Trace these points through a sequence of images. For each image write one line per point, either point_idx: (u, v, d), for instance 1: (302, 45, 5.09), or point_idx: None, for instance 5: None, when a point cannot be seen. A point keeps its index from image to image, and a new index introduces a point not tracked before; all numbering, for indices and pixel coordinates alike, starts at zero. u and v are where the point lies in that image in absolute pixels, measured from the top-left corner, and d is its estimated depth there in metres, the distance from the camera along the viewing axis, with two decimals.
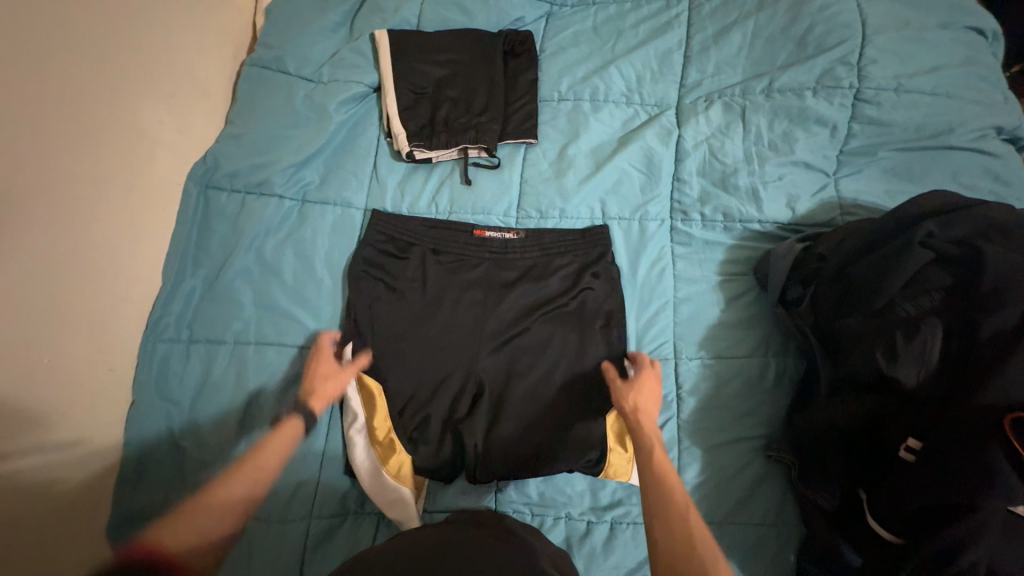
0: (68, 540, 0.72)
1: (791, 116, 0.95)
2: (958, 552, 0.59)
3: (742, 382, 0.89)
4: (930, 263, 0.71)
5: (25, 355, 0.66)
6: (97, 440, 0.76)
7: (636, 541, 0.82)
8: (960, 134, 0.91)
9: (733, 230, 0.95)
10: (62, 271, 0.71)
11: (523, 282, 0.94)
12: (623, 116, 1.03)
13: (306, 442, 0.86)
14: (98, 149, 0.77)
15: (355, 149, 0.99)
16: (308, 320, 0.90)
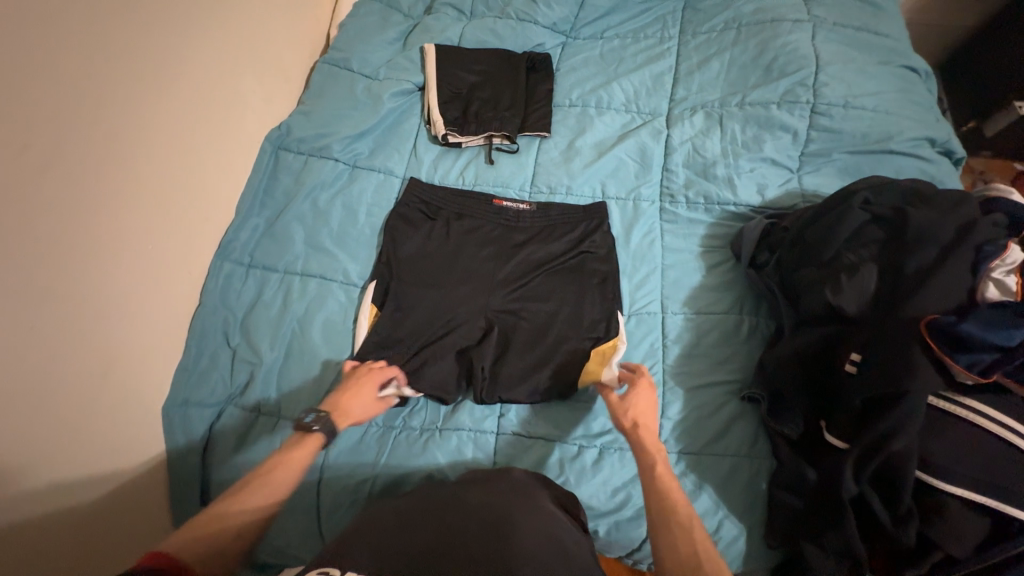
0: (129, 410, 0.83)
1: (760, 123, 1.16)
2: (890, 440, 0.68)
3: (720, 334, 1.02)
4: (868, 222, 0.86)
5: (127, 245, 0.82)
6: (163, 332, 0.89)
7: (620, 463, 0.92)
8: (898, 141, 1.10)
9: (713, 212, 1.13)
10: (165, 189, 0.89)
11: (533, 242, 1.10)
12: (622, 120, 1.24)
13: (333, 356, 0.96)
14: (206, 102, 0.97)
15: (399, 131, 1.20)
16: (348, 260, 1.06)
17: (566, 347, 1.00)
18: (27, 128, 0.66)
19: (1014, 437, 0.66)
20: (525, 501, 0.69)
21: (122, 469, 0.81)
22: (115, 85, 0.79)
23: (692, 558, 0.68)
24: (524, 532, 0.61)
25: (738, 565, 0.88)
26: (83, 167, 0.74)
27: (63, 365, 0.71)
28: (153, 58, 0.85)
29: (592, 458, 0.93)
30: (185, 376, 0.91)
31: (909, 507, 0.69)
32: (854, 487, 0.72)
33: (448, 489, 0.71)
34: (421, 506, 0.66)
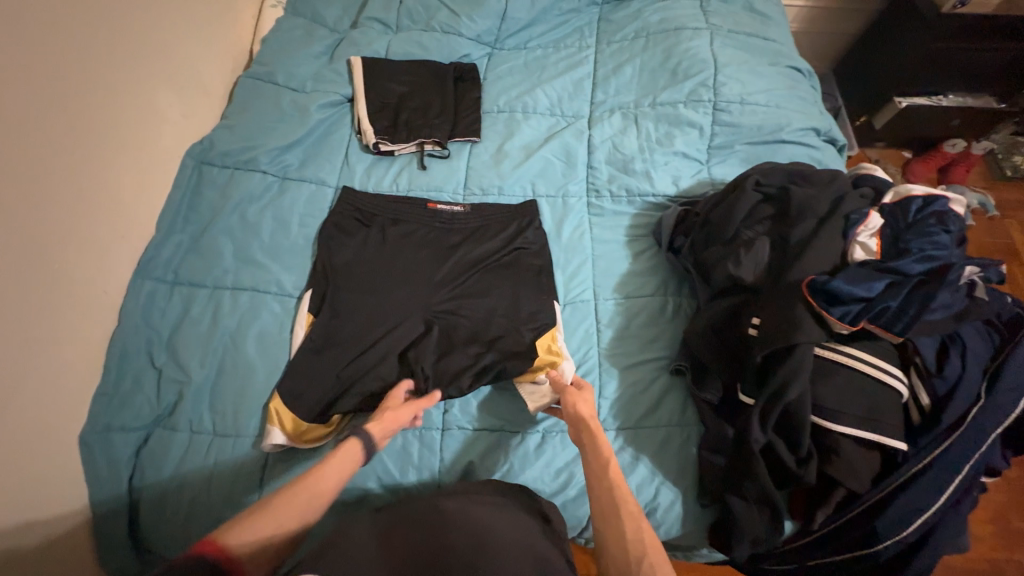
0: (44, 441, 0.78)
1: (670, 120, 1.26)
2: (786, 389, 0.76)
3: (647, 315, 1.09)
4: (760, 202, 0.96)
5: (41, 267, 0.78)
6: (81, 356, 0.85)
7: (563, 445, 0.96)
8: (788, 131, 1.23)
9: (635, 203, 1.21)
10: (80, 208, 0.86)
11: (469, 242, 1.14)
12: (548, 123, 1.32)
13: (270, 368, 0.95)
14: (122, 120, 0.95)
15: (330, 142, 1.21)
16: (281, 271, 1.05)
17: (506, 339, 1.03)
18: None
19: (886, 377, 0.77)
20: (500, 519, 0.72)
21: (36, 504, 0.76)
22: (17, 101, 0.75)
23: (637, 543, 0.70)
24: (504, 551, 0.66)
25: (678, 527, 0.93)
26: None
27: None
28: (61, 73, 0.82)
29: (534, 443, 0.96)
30: (105, 401, 0.87)
31: (808, 449, 0.78)
32: (762, 437, 0.79)
33: (448, 500, 0.76)
34: (399, 524, 0.70)
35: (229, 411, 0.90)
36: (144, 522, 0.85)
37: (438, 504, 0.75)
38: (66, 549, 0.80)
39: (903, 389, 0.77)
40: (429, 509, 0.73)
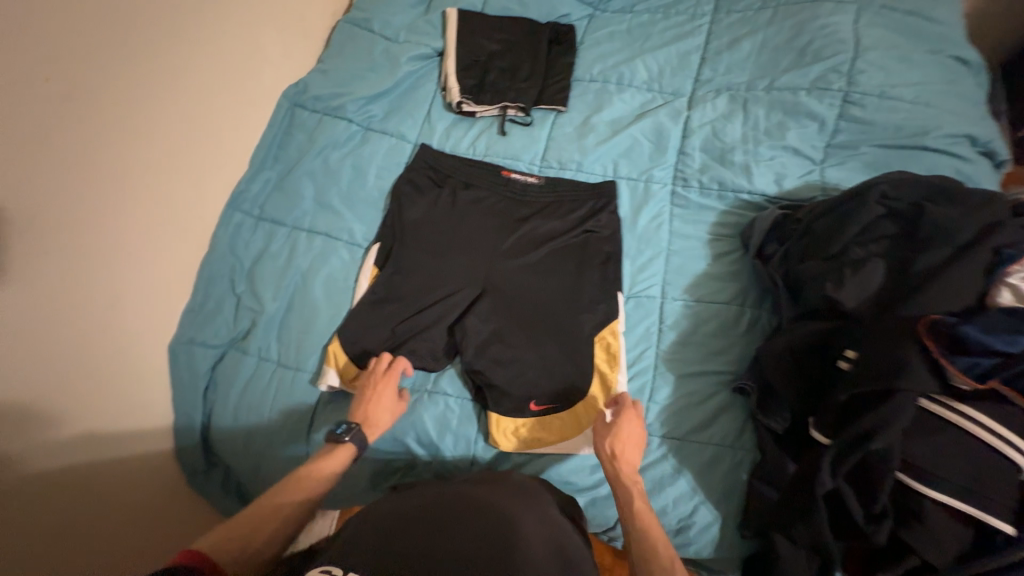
0: (138, 342, 0.88)
1: (786, 109, 1.10)
2: (871, 438, 0.66)
3: (718, 323, 1.00)
4: (882, 216, 0.82)
5: (145, 185, 0.86)
6: (174, 273, 0.94)
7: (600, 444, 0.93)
8: (935, 137, 1.04)
9: (725, 198, 1.09)
10: (183, 135, 0.92)
11: (539, 217, 1.09)
12: (642, 99, 1.21)
13: (333, 312, 1.00)
14: (227, 54, 1.00)
15: (415, 96, 1.20)
16: (354, 221, 1.08)
17: (561, 324, 1.00)
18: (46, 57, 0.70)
19: (1008, 448, 0.63)
20: (527, 516, 0.69)
21: (128, 394, 0.87)
22: (129, 26, 0.80)
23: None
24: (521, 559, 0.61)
25: (710, 550, 0.88)
26: (106, 106, 0.78)
27: (80, 289, 0.77)
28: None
29: (572, 430, 0.93)
30: (193, 317, 0.96)
31: (884, 507, 0.68)
32: (830, 482, 0.69)
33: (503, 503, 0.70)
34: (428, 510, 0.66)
35: (294, 346, 0.97)
36: (213, 429, 0.94)
37: (496, 506, 0.69)
38: (154, 436, 0.92)
39: None
40: (470, 506, 0.68)
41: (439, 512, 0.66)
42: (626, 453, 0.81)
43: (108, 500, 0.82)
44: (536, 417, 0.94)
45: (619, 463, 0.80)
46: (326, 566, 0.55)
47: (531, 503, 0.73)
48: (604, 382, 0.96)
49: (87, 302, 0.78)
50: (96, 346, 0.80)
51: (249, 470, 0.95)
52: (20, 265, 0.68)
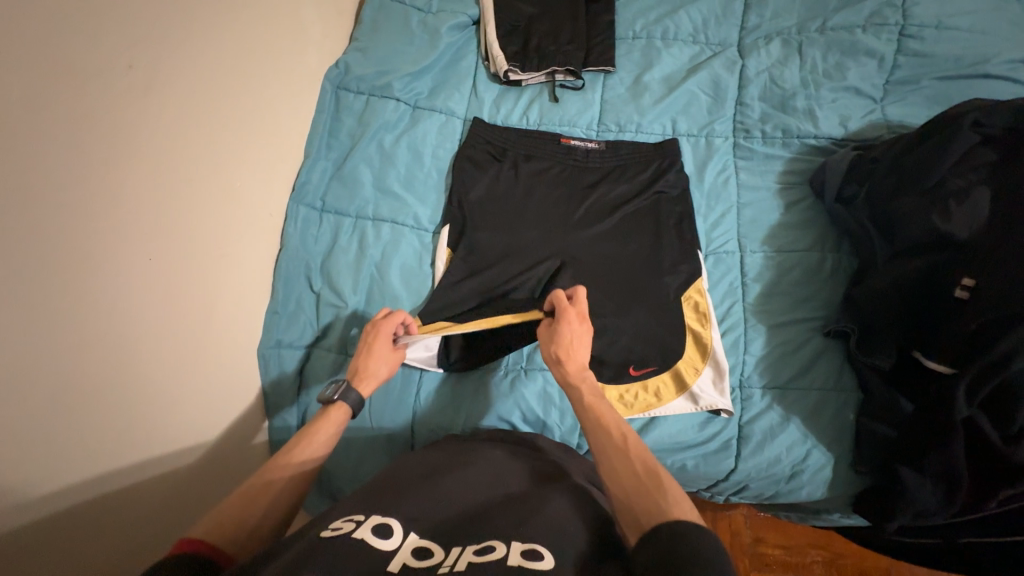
0: (228, 349, 0.85)
1: (843, 49, 1.09)
2: (1011, 360, 0.68)
3: (802, 271, 1.00)
4: (976, 144, 0.82)
5: (218, 185, 0.82)
6: (250, 276, 0.90)
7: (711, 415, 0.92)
8: (995, 64, 1.04)
9: (791, 145, 1.08)
10: (243, 128, 0.87)
11: (605, 183, 1.07)
12: (691, 52, 1.17)
13: (415, 299, 0.97)
14: (271, 38, 0.93)
15: (458, 69, 1.14)
16: (417, 204, 1.04)
17: (645, 288, 0.99)
18: (126, 44, 0.65)
19: None
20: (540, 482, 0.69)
21: (223, 402, 0.84)
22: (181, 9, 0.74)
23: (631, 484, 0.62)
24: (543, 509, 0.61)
25: (822, 491, 0.90)
26: (180, 102, 0.74)
27: (174, 297, 0.73)
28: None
29: (677, 391, 0.92)
30: (277, 320, 0.92)
31: (1020, 426, 0.71)
32: (964, 409, 0.73)
33: (534, 476, 0.72)
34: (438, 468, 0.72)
35: None
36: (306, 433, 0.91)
37: (508, 482, 0.70)
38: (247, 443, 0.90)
39: None
40: (489, 477, 0.70)
41: (457, 476, 0.69)
42: (573, 351, 0.77)
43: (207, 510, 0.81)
44: (638, 382, 0.94)
45: (568, 358, 0.76)
46: (351, 513, 0.60)
47: (554, 471, 0.74)
48: (699, 341, 0.95)
49: (181, 310, 0.75)
50: (193, 354, 0.78)
51: (348, 467, 0.94)
52: (118, 275, 0.64)
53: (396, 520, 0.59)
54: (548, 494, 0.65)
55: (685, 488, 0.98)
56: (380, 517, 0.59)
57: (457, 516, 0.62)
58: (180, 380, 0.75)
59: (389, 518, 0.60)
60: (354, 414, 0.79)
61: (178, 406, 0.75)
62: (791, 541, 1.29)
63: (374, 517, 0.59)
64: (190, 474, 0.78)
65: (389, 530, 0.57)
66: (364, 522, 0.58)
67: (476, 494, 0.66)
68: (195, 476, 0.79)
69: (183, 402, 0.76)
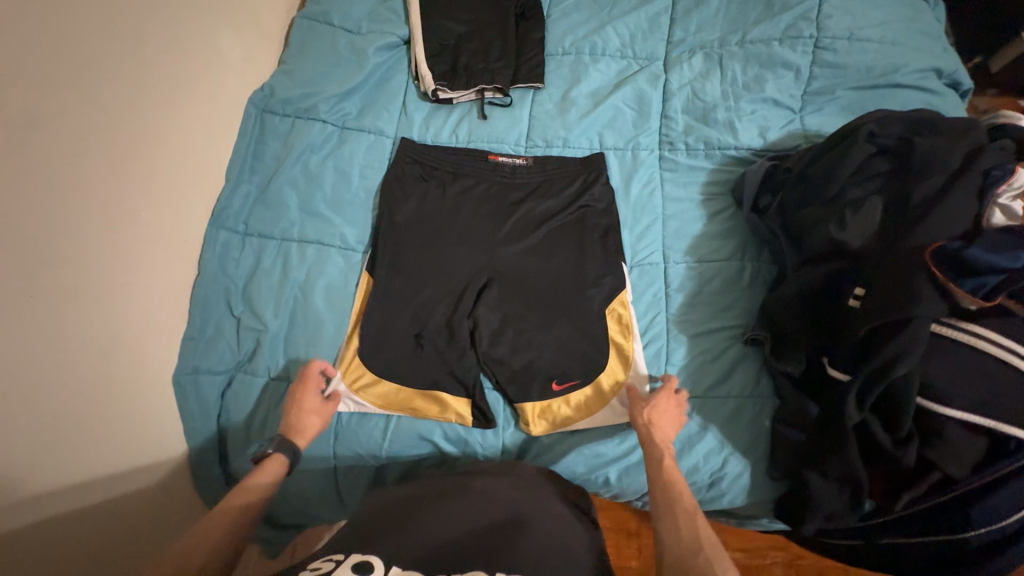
0: (145, 378, 0.85)
1: (761, 61, 1.11)
2: (891, 367, 0.70)
3: (722, 280, 1.02)
4: (873, 154, 0.84)
5: (123, 216, 0.81)
6: (166, 303, 0.89)
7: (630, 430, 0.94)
8: (904, 73, 1.07)
9: (713, 157, 1.10)
10: (154, 156, 0.87)
11: (531, 199, 1.08)
12: (618, 67, 1.19)
13: (340, 320, 0.97)
14: (183, 65, 0.94)
15: (387, 89, 1.15)
16: (344, 224, 1.04)
17: (570, 302, 1.00)
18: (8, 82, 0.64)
19: (1017, 360, 0.68)
20: (523, 508, 0.72)
21: (143, 431, 0.84)
22: (80, 41, 0.74)
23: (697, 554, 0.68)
24: (524, 549, 0.64)
25: (743, 497, 0.91)
26: (77, 136, 0.73)
27: (80, 332, 0.73)
28: (113, 7, 0.80)
29: (592, 395, 0.94)
30: (191, 345, 0.92)
31: (908, 431, 0.73)
32: (856, 415, 0.74)
33: (518, 502, 0.73)
34: (426, 495, 0.73)
35: (304, 359, 0.94)
36: (229, 456, 0.92)
37: (496, 510, 0.71)
38: (173, 470, 0.89)
39: None
40: (473, 507, 0.70)
41: (446, 506, 0.70)
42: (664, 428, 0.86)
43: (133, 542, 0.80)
44: (561, 396, 0.94)
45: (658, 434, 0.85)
46: (330, 552, 0.61)
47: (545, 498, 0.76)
48: (621, 352, 0.96)
49: (93, 343, 0.75)
50: (105, 387, 0.77)
51: (277, 491, 0.93)
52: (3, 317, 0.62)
53: (376, 558, 0.60)
54: (527, 529, 0.67)
55: (615, 499, 0.99)
56: (357, 555, 0.60)
57: (448, 550, 0.63)
58: (91, 415, 0.74)
59: (368, 556, 0.60)
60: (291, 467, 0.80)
61: (90, 441, 0.74)
62: (751, 544, 1.29)
63: (353, 556, 0.60)
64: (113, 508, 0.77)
65: (369, 566, 0.58)
66: (344, 561, 0.59)
67: (459, 523, 0.67)
68: (119, 512, 0.78)
69: (95, 437, 0.75)
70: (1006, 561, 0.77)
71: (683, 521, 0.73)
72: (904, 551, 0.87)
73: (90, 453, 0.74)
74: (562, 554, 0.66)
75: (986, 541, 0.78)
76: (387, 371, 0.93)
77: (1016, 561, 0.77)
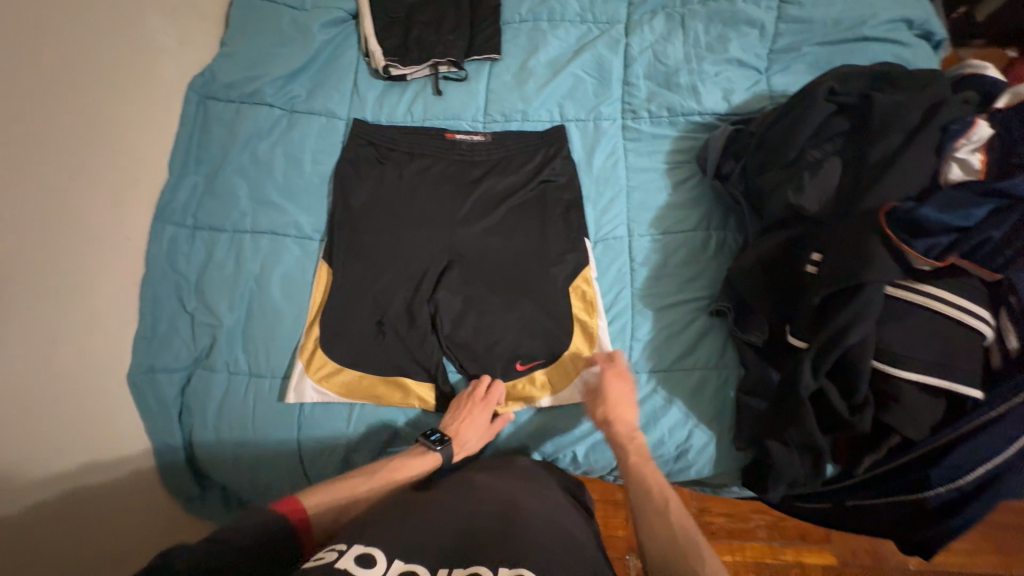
0: (97, 378, 0.84)
1: (725, 20, 1.06)
2: (846, 333, 0.69)
3: (687, 252, 0.99)
4: (833, 114, 0.82)
5: (55, 214, 0.78)
6: (112, 301, 0.88)
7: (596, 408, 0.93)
8: (873, 26, 1.02)
9: (677, 124, 1.06)
10: (86, 149, 0.84)
11: (490, 176, 1.05)
12: (578, 32, 1.14)
13: (296, 310, 0.95)
14: (109, 50, 0.89)
15: (336, 68, 1.10)
16: (298, 213, 1.01)
17: (531, 281, 0.98)
18: None
19: (970, 318, 0.67)
20: (525, 500, 0.70)
21: (99, 430, 0.83)
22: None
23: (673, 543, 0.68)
24: (535, 542, 0.60)
25: (710, 467, 0.92)
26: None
27: (19, 334, 0.71)
28: None
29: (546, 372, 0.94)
30: (145, 343, 0.91)
31: (865, 395, 0.73)
32: (813, 382, 0.73)
33: (518, 494, 0.71)
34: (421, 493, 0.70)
35: (263, 351, 0.93)
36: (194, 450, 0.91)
37: (497, 502, 0.68)
38: (136, 469, 0.89)
39: (988, 331, 0.68)
40: (468, 499, 0.68)
41: (444, 501, 0.67)
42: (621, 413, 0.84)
43: (99, 542, 0.80)
44: (525, 375, 0.94)
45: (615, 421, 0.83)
46: (334, 543, 0.56)
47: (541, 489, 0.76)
48: (585, 329, 0.95)
49: (34, 345, 0.73)
50: (51, 389, 0.76)
51: (244, 484, 0.93)
52: None
53: (381, 550, 0.55)
54: (523, 521, 0.64)
55: (585, 475, 0.99)
56: (363, 548, 0.55)
57: (461, 543, 0.59)
58: (40, 416, 0.73)
59: (373, 548, 0.55)
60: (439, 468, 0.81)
61: (41, 443, 0.73)
62: (734, 508, 1.29)
63: (355, 547, 0.55)
64: (71, 509, 0.77)
65: (371, 559, 0.53)
66: (346, 553, 0.54)
67: (456, 516, 0.64)
68: (79, 513, 0.78)
69: (47, 438, 0.74)
70: (967, 516, 0.77)
71: (656, 507, 0.72)
72: (870, 512, 0.86)
73: (42, 455, 0.73)
74: (569, 547, 0.64)
75: (946, 497, 0.77)
76: (347, 359, 0.92)
77: (976, 517, 0.76)
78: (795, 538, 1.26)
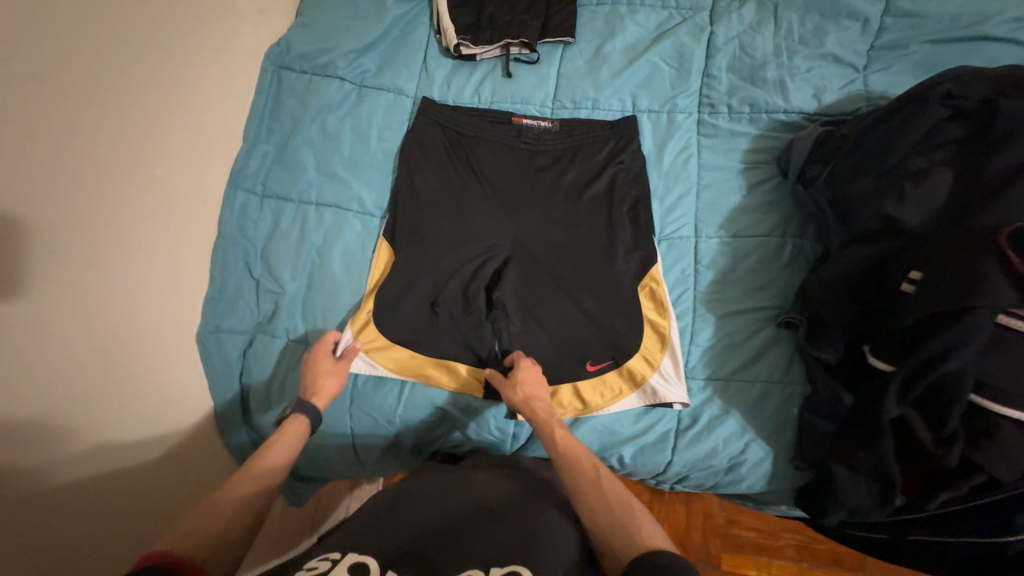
0: (170, 334, 0.88)
1: (823, 12, 0.99)
2: (945, 359, 0.64)
3: (759, 258, 0.94)
4: (945, 120, 0.76)
5: (143, 174, 0.81)
6: (184, 262, 0.91)
7: (649, 415, 0.91)
8: (996, 24, 0.92)
9: (759, 121, 1.00)
10: (173, 112, 0.86)
11: (556, 165, 1.02)
12: (657, 18, 1.08)
13: (355, 284, 0.96)
14: (200, 18, 0.92)
15: (407, 44, 1.09)
16: (362, 188, 1.01)
17: (590, 275, 0.95)
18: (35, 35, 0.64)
19: None
20: (524, 495, 0.70)
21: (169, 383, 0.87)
22: None
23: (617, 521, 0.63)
24: (535, 547, 0.60)
25: (762, 483, 0.88)
26: (97, 91, 0.73)
27: (110, 287, 0.75)
28: None
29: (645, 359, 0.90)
30: (214, 305, 0.95)
31: (954, 429, 0.68)
32: (895, 409, 0.69)
33: (518, 493, 0.71)
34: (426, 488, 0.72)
35: (321, 321, 0.94)
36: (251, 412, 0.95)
37: (500, 500, 0.69)
38: (198, 426, 0.92)
39: None
40: (470, 498, 0.70)
41: (447, 499, 0.69)
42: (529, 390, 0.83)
43: (166, 494, 0.84)
44: (595, 377, 0.91)
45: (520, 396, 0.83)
46: (328, 551, 0.60)
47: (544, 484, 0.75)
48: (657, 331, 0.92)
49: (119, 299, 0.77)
50: (134, 341, 0.80)
51: (294, 449, 0.96)
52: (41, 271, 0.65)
53: (373, 557, 0.59)
54: (527, 522, 0.64)
55: (629, 478, 0.97)
56: (358, 552, 0.59)
57: (451, 544, 0.61)
58: (122, 367, 0.78)
59: (366, 554, 0.59)
60: (313, 429, 0.80)
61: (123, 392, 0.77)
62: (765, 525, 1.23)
63: (352, 553, 0.59)
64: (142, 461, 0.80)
65: (365, 567, 0.57)
66: (341, 560, 0.57)
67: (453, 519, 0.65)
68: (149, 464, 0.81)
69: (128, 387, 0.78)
70: None
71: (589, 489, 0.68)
72: (941, 552, 0.80)
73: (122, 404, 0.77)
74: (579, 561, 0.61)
75: None
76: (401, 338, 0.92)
77: None
78: (829, 563, 1.20)
